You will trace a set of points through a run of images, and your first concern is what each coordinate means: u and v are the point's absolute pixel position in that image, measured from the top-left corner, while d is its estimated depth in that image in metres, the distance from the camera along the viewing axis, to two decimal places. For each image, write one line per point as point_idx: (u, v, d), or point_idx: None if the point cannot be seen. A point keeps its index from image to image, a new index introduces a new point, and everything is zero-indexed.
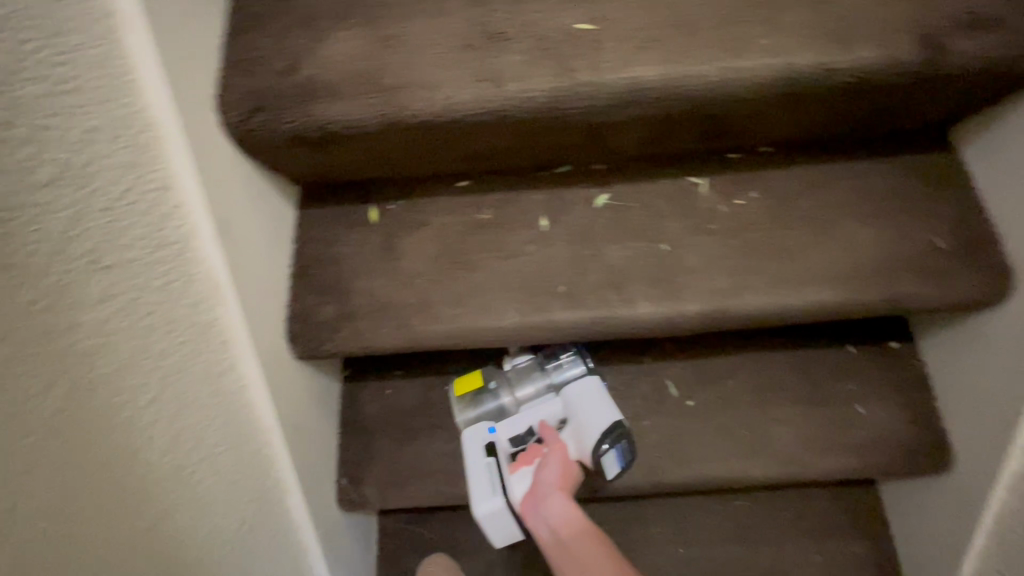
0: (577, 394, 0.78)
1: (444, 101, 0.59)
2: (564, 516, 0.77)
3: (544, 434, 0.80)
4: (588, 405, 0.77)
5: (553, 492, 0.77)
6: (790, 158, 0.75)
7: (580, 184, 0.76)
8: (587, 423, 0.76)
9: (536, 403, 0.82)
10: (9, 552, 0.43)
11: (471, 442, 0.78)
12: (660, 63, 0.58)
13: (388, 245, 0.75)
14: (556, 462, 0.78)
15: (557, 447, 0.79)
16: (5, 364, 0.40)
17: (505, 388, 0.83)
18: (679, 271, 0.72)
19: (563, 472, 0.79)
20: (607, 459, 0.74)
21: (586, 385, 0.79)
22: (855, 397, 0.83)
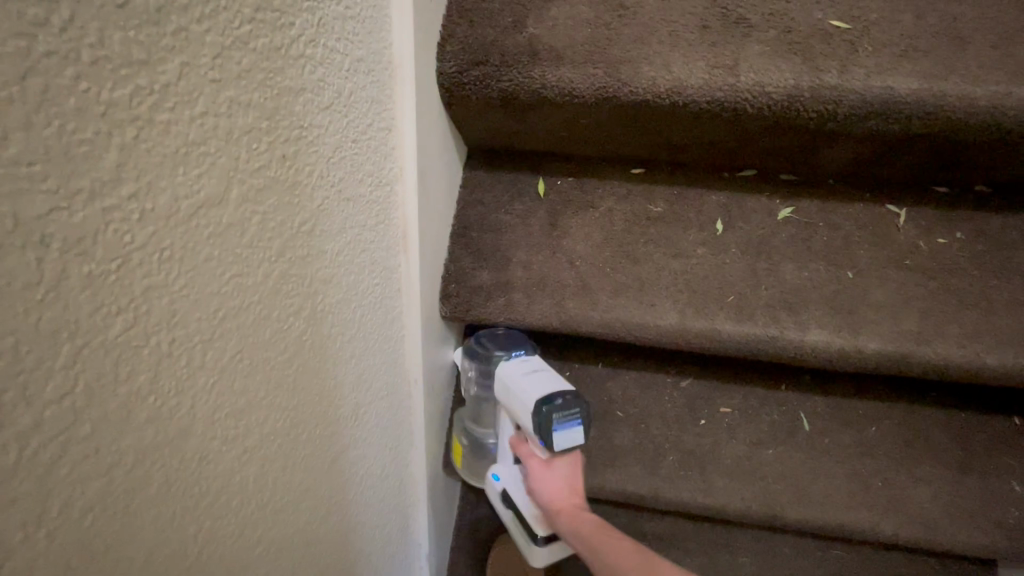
0: (505, 393, 0.69)
1: (672, 81, 0.56)
2: (586, 534, 0.65)
3: (517, 449, 0.72)
4: (514, 397, 0.67)
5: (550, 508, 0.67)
6: (1008, 204, 0.68)
7: (763, 193, 0.72)
8: (521, 415, 0.66)
9: (501, 427, 0.77)
10: (263, 499, 0.37)
11: (494, 501, 0.80)
12: (922, 76, 0.53)
13: (551, 221, 0.73)
14: (533, 478, 0.68)
15: (526, 461, 0.69)
16: (285, 283, 0.37)
17: (481, 430, 0.83)
18: (862, 303, 0.66)
19: (548, 484, 0.67)
20: (551, 440, 0.61)
21: (506, 377, 0.68)
22: (1014, 473, 0.76)
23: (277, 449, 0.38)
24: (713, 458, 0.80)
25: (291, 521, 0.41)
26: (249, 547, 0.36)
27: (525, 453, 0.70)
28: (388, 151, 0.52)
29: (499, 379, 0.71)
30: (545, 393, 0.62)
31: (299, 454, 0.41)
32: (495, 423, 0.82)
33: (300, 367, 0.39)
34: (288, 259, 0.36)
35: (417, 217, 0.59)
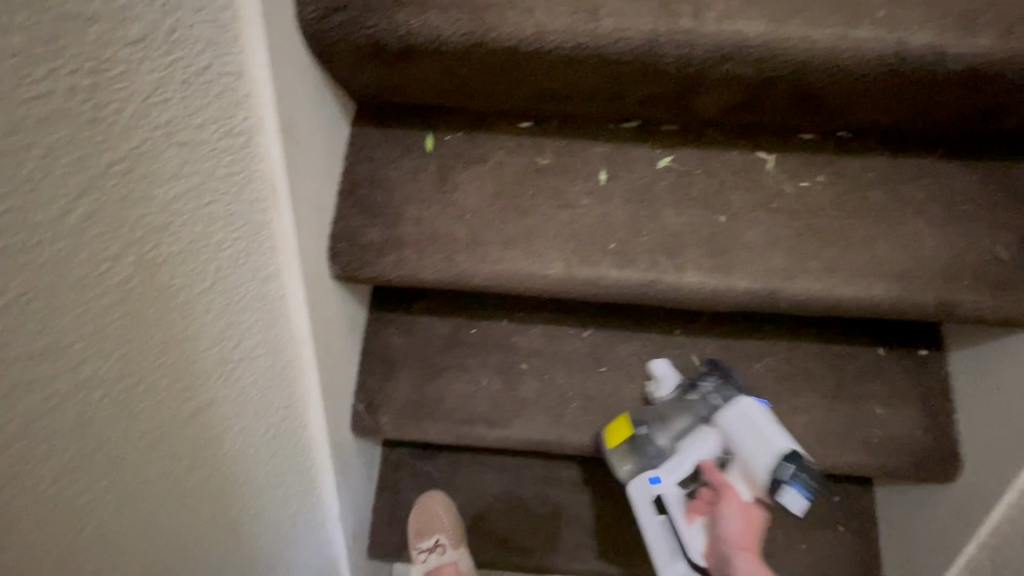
0: (733, 422, 0.76)
1: (535, 28, 0.56)
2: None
3: (712, 477, 0.78)
4: (752, 435, 0.74)
5: (735, 553, 0.73)
6: (864, 147, 0.73)
7: (645, 143, 0.74)
8: (755, 454, 0.73)
9: (692, 442, 0.80)
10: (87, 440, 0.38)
11: (637, 497, 0.80)
12: (767, 20, 0.55)
13: (442, 176, 0.73)
14: (732, 512, 0.74)
15: (729, 496, 0.75)
16: (87, 222, 0.35)
17: (658, 428, 0.81)
18: (735, 244, 0.70)
19: (745, 525, 0.74)
20: (783, 493, 0.70)
21: (745, 411, 0.75)
22: (878, 397, 0.83)
23: (105, 397, 0.39)
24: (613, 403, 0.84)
25: (139, 470, 0.43)
26: (71, 484, 0.37)
27: (727, 485, 0.76)
28: (240, 98, 0.49)
29: (727, 412, 0.76)
30: (793, 446, 0.72)
31: (141, 404, 0.42)
32: (674, 431, 0.81)
33: (121, 310, 0.39)
34: (86, 196, 0.35)
35: (285, 171, 0.57)
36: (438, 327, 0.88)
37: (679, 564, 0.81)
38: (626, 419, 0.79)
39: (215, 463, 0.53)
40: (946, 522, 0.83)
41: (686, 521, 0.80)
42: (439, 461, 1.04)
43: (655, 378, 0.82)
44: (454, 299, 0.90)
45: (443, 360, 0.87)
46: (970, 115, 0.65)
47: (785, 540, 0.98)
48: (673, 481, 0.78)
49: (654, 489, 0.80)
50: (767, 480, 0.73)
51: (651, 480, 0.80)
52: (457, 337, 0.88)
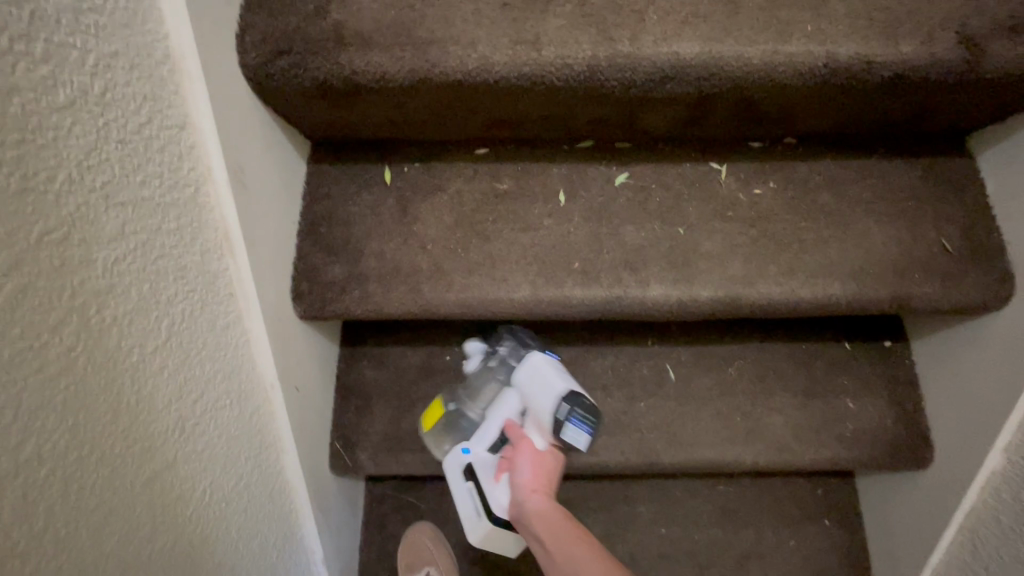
0: (528, 378, 0.73)
1: (478, 60, 0.57)
2: (549, 516, 0.70)
3: (511, 433, 0.77)
4: (538, 383, 0.72)
5: (529, 494, 0.71)
6: (811, 151, 0.76)
7: (601, 161, 0.75)
8: (536, 398, 0.72)
9: (496, 406, 0.79)
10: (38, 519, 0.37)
11: (449, 467, 0.79)
12: (702, 40, 0.57)
13: (402, 209, 0.73)
14: (523, 461, 0.73)
15: (522, 446, 0.74)
16: (21, 295, 0.35)
17: (466, 403, 0.84)
18: (695, 256, 0.71)
19: (536, 471, 0.73)
20: (565, 430, 0.69)
21: (533, 364, 0.73)
22: (848, 391, 0.85)
23: (52, 473, 0.38)
24: None
25: (96, 543, 0.42)
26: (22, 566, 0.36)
27: (521, 438, 0.75)
28: (184, 151, 0.49)
29: (524, 368, 0.74)
30: (572, 386, 0.70)
31: (94, 474, 0.41)
32: (483, 404, 0.84)
33: (65, 380, 0.38)
34: (17, 270, 0.34)
35: (238, 217, 0.57)
36: (411, 358, 0.88)
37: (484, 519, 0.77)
38: (434, 400, 0.82)
39: (181, 522, 0.51)
40: (924, 508, 0.85)
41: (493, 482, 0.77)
42: (425, 491, 1.02)
43: (467, 357, 0.85)
44: (427, 328, 0.90)
45: (419, 391, 0.86)
46: (905, 115, 0.68)
47: (775, 538, 0.98)
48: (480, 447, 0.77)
49: (464, 459, 0.79)
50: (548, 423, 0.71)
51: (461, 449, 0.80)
52: (431, 366, 0.87)
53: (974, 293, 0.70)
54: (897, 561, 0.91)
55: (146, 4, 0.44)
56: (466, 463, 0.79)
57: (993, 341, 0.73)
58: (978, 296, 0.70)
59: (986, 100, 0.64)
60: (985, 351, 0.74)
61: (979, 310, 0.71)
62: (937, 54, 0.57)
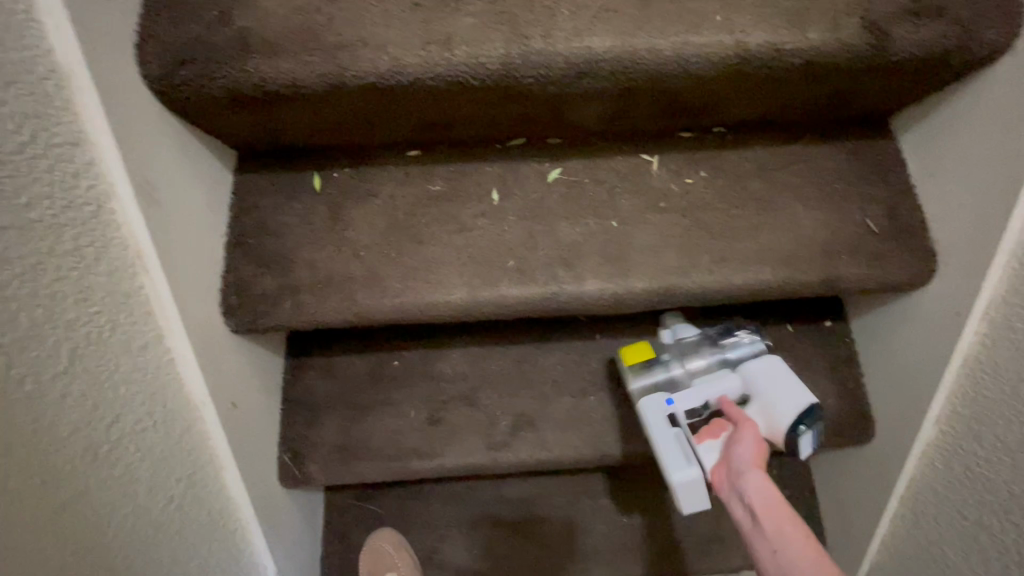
0: (761, 372, 0.73)
1: (390, 63, 0.56)
2: (767, 496, 0.63)
3: (729, 410, 0.72)
4: (775, 385, 0.71)
5: (750, 469, 0.65)
6: (741, 139, 0.77)
7: (534, 158, 0.75)
8: (774, 399, 0.70)
9: (715, 377, 0.75)
10: None
11: (650, 408, 0.72)
12: (615, 34, 0.57)
13: (334, 216, 0.72)
14: (747, 437, 0.68)
15: (747, 424, 0.69)
16: None
17: (676, 359, 0.78)
18: (629, 248, 0.72)
19: (760, 448, 0.67)
20: (801, 442, 0.69)
21: (774, 365, 0.73)
22: (792, 372, 0.87)
23: None
24: (542, 415, 0.85)
25: None
26: None
27: (744, 417, 0.70)
28: (80, 169, 0.47)
29: (765, 365, 0.73)
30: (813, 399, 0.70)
31: None
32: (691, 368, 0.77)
33: None
34: None
35: (156, 236, 0.55)
36: (360, 365, 0.86)
37: (688, 470, 0.68)
38: (644, 343, 0.78)
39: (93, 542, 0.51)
40: (869, 481, 0.87)
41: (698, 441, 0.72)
42: (387, 497, 1.01)
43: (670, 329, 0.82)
44: (373, 334, 0.88)
45: (369, 398, 0.85)
46: (826, 100, 0.70)
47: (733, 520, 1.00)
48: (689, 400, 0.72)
49: (666, 409, 0.72)
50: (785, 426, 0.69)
51: (663, 399, 0.73)
52: (380, 372, 0.86)
53: (899, 271, 0.72)
54: (848, 534, 0.93)
55: (25, 18, 0.42)
56: (670, 412, 0.72)
57: (921, 317, 0.75)
58: (903, 274, 0.71)
59: (898, 83, 0.65)
60: (914, 327, 0.76)
61: (905, 288, 0.73)
62: (844, 39, 0.58)
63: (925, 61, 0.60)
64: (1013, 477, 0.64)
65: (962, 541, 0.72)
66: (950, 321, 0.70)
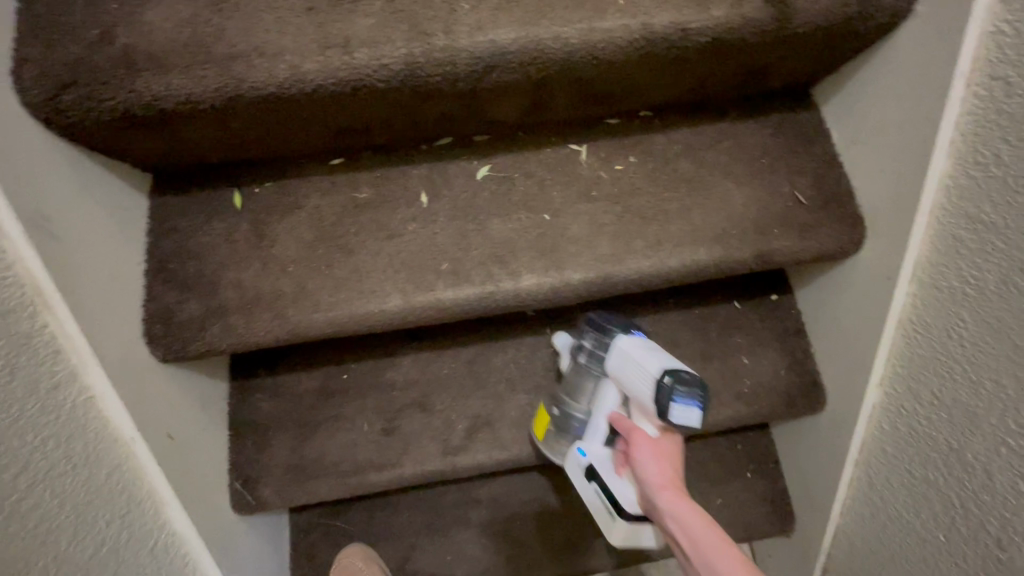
0: (617, 364, 0.69)
1: (288, 71, 0.54)
2: (682, 517, 0.64)
3: (620, 426, 0.72)
4: (631, 368, 0.67)
5: (658, 491, 0.66)
6: (667, 122, 0.77)
7: (461, 157, 0.74)
8: (635, 386, 0.66)
9: (599, 401, 0.75)
10: None
11: (573, 473, 0.77)
12: (518, 24, 0.56)
13: (257, 232, 0.69)
14: (640, 455, 0.68)
15: (636, 437, 0.69)
16: None
17: (571, 401, 0.79)
18: (562, 241, 0.71)
19: (660, 464, 0.67)
20: (670, 410, 0.62)
21: (620, 349, 0.69)
22: (741, 348, 0.87)
23: None
24: (498, 415, 0.84)
25: None
26: None
27: (632, 428, 0.70)
28: None
29: (613, 356, 0.70)
30: (664, 367, 0.63)
31: None
32: (588, 400, 0.78)
33: None
34: None
35: (56, 270, 0.53)
36: (307, 382, 0.84)
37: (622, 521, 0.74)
38: (540, 409, 0.80)
39: None
40: (824, 447, 0.88)
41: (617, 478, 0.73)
42: (353, 513, 1.00)
43: (560, 356, 0.83)
44: (320, 349, 0.86)
45: (320, 414, 0.83)
46: (743, 76, 0.70)
47: (701, 499, 1.01)
48: (592, 445, 0.75)
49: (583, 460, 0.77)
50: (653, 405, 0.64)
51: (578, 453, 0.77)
52: (329, 387, 0.84)
53: (829, 240, 0.72)
54: (811, 502, 0.95)
55: None
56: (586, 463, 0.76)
57: (855, 283, 0.76)
58: (833, 243, 0.72)
59: (809, 53, 0.66)
60: (850, 293, 0.77)
61: (837, 257, 0.74)
62: (745, 15, 0.58)
63: (828, 30, 0.61)
64: (951, 432, 0.66)
65: (910, 498, 0.74)
66: (882, 285, 0.71)
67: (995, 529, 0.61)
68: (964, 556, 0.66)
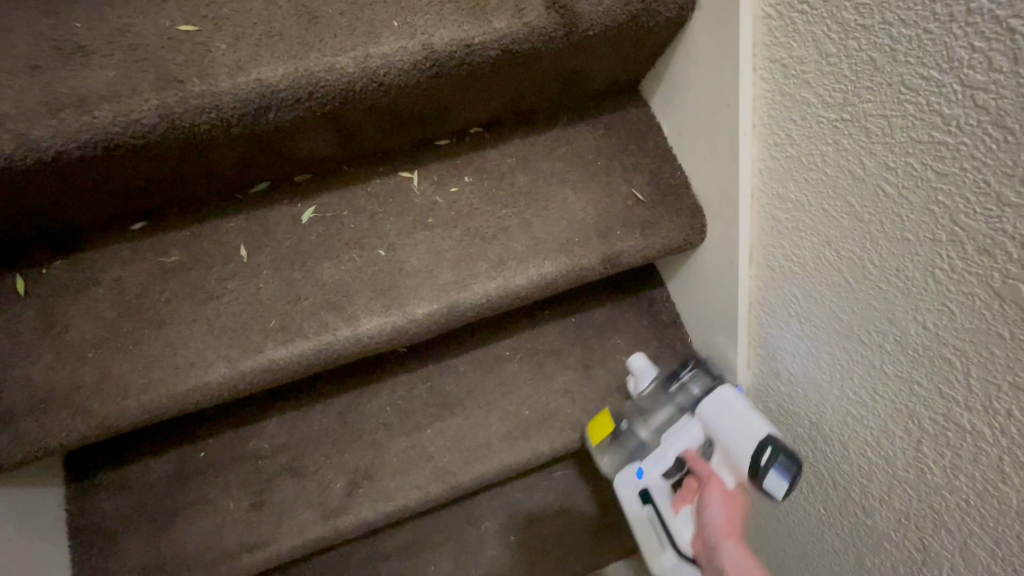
0: (714, 411, 0.63)
1: (10, 140, 0.47)
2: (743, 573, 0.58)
3: (695, 466, 0.64)
4: (734, 421, 0.62)
5: (725, 543, 0.60)
6: (499, 136, 0.74)
7: (281, 202, 0.68)
8: (733, 443, 0.61)
9: (672, 430, 0.67)
10: None
11: (622, 489, 0.69)
12: (285, 60, 0.52)
13: (46, 320, 0.61)
14: (716, 502, 0.61)
15: (713, 484, 0.62)
16: None
17: (639, 420, 0.72)
18: (401, 276, 0.67)
19: (731, 515, 0.61)
20: (766, 481, 0.58)
21: (724, 397, 0.63)
22: (621, 348, 0.84)
23: None
24: (378, 466, 0.78)
25: None
26: None
27: (710, 474, 0.63)
28: None
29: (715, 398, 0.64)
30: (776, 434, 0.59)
31: None
32: (655, 424, 0.70)
33: None
34: None
35: None
36: (159, 469, 0.76)
37: (671, 555, 0.68)
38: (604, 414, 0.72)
39: None
40: None
41: (674, 511, 0.67)
42: None
43: (636, 374, 0.75)
44: (171, 430, 0.78)
45: (176, 503, 0.75)
46: (558, 83, 0.68)
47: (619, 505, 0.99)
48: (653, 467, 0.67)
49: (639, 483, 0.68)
50: (747, 467, 0.59)
51: (634, 473, 0.69)
52: (184, 470, 0.76)
53: (672, 233, 0.72)
54: None
55: None
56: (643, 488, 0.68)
57: (707, 272, 0.74)
58: (676, 235, 0.72)
59: (614, 53, 0.65)
60: (706, 282, 0.75)
61: (685, 248, 0.73)
62: (528, 24, 0.56)
63: (617, 29, 0.60)
64: (808, 407, 0.65)
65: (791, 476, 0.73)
66: (728, 271, 0.70)
67: (858, 496, 0.62)
68: (841, 527, 0.67)
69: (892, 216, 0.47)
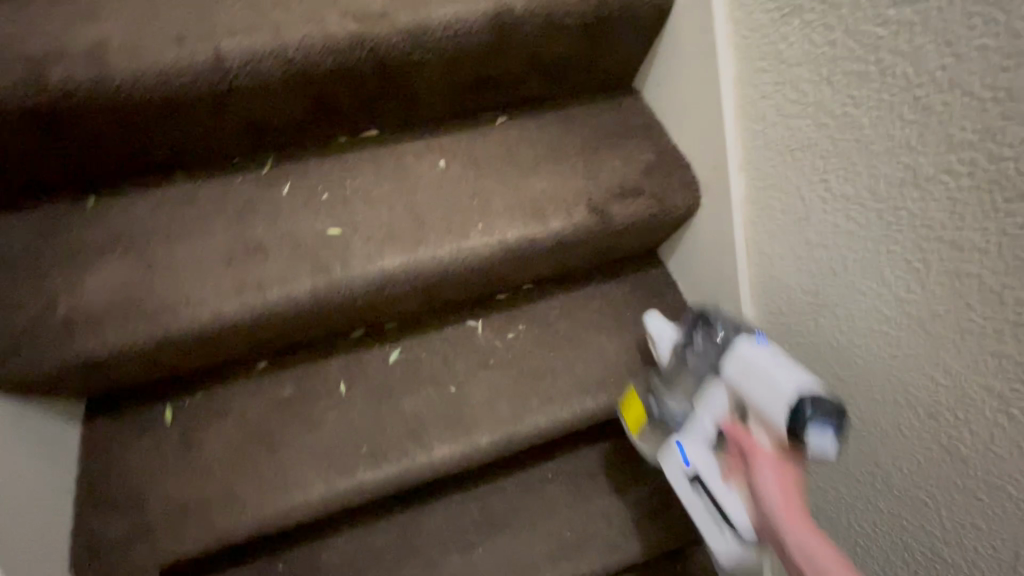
0: (742, 373, 0.62)
1: (207, 312, 0.67)
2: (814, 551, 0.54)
3: (736, 439, 0.64)
4: (760, 381, 0.60)
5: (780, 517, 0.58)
6: (546, 292, 0.92)
7: (373, 346, 0.85)
8: (768, 401, 0.59)
9: (704, 400, 0.68)
10: None
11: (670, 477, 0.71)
12: (401, 253, 0.71)
13: (186, 443, 0.75)
14: (767, 475, 0.60)
15: (757, 459, 0.61)
16: None
17: (665, 394, 0.73)
18: (467, 409, 0.81)
19: (788, 494, 0.59)
20: (809, 437, 0.58)
21: (740, 358, 0.63)
22: (652, 474, 0.94)
23: None
24: None
25: None
26: None
27: (751, 445, 0.62)
28: None
29: (731, 363, 0.64)
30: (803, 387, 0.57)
31: None
32: (684, 394, 0.72)
33: None
34: None
35: None
36: None
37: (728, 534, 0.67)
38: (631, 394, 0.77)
39: None
40: None
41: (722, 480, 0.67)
42: None
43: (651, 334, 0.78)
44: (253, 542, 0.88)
45: None
46: (595, 256, 0.87)
47: None
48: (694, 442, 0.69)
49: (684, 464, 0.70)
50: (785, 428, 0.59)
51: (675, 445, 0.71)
52: None
53: None
54: None
55: None
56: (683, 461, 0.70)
57: None
58: None
59: (639, 237, 0.84)
60: None
61: None
62: (575, 223, 0.76)
63: (639, 224, 0.80)
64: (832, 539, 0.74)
65: None
66: None
67: None
68: None
69: (898, 347, 0.59)
